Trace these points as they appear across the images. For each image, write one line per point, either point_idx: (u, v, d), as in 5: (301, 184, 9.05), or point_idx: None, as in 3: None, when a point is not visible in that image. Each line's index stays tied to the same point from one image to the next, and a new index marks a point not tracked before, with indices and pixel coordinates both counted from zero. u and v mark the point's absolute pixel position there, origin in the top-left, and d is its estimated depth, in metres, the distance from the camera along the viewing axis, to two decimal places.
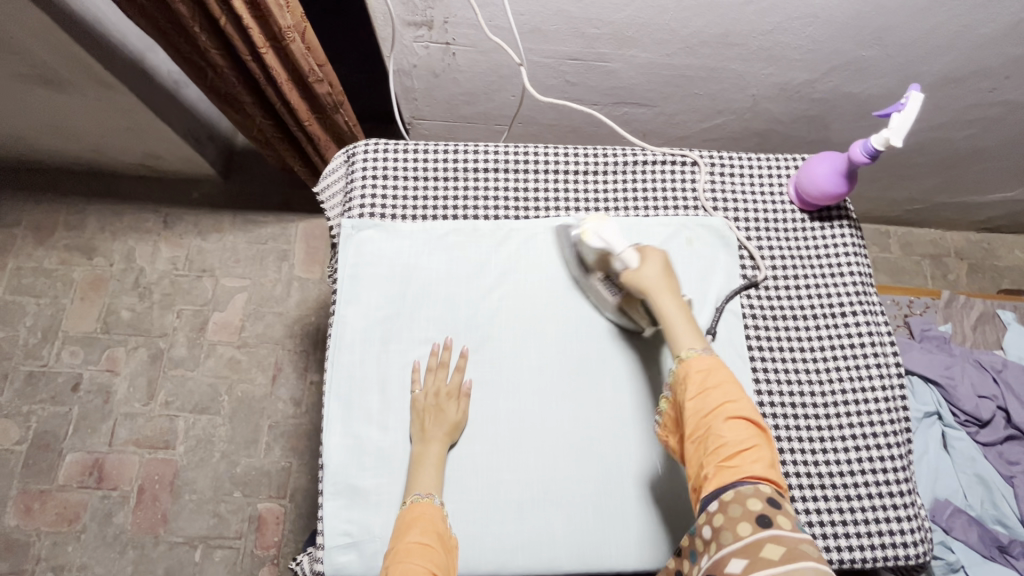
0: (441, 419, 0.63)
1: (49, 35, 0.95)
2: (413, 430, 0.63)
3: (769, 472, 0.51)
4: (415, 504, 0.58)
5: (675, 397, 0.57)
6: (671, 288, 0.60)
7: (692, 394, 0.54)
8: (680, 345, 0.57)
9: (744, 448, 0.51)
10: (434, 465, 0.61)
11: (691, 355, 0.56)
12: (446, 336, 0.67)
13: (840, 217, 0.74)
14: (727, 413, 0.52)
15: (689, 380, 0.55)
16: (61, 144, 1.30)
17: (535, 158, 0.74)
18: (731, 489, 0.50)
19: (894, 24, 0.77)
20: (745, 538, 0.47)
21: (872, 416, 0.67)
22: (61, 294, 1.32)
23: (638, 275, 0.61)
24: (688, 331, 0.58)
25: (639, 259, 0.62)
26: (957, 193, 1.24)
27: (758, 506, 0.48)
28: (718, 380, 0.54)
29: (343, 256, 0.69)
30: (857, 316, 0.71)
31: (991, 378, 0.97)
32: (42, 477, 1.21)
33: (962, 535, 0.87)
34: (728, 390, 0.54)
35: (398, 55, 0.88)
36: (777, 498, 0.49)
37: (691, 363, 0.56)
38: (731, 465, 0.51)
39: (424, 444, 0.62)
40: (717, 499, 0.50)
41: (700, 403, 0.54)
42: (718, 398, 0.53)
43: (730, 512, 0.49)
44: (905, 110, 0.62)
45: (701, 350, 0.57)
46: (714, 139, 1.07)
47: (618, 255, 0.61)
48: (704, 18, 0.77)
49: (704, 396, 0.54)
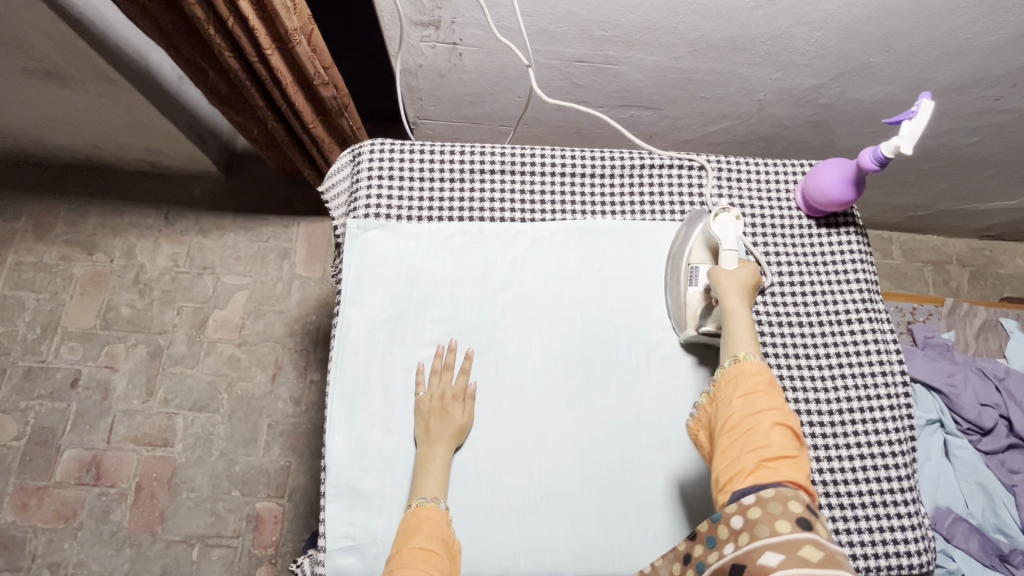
0: (446, 422, 0.62)
1: (53, 30, 0.95)
2: (418, 432, 0.62)
3: (807, 482, 0.50)
4: (420, 508, 0.57)
5: (717, 396, 0.56)
6: (748, 302, 0.62)
7: (741, 393, 0.54)
8: (739, 347, 0.58)
9: (788, 452, 0.51)
10: (440, 469, 0.61)
11: (748, 358, 0.56)
12: (451, 338, 0.67)
13: (846, 224, 0.74)
14: (776, 416, 0.52)
15: (740, 380, 0.55)
16: (63, 139, 1.29)
17: (541, 160, 0.74)
18: (771, 487, 0.49)
19: (903, 31, 0.76)
20: (782, 534, 0.46)
21: (877, 425, 0.67)
22: (60, 290, 1.32)
23: (734, 273, 0.62)
24: (747, 342, 0.58)
25: (738, 265, 0.63)
26: (961, 200, 1.24)
27: (798, 509, 0.47)
28: (770, 387, 0.54)
29: (348, 256, 0.68)
30: (863, 323, 0.71)
31: (994, 386, 0.97)
32: (40, 473, 1.20)
33: (963, 543, 0.87)
34: (778, 396, 0.54)
35: (403, 55, 0.87)
36: (814, 506, 0.49)
37: (748, 364, 0.56)
38: (773, 465, 0.50)
39: (429, 446, 0.61)
40: (754, 493, 0.49)
41: (749, 403, 0.53)
42: (767, 401, 0.53)
43: (769, 507, 0.48)
44: (917, 118, 0.61)
45: (758, 359, 0.57)
46: (719, 143, 1.07)
47: (726, 248, 0.63)
48: (712, 22, 0.77)
49: (754, 397, 0.54)
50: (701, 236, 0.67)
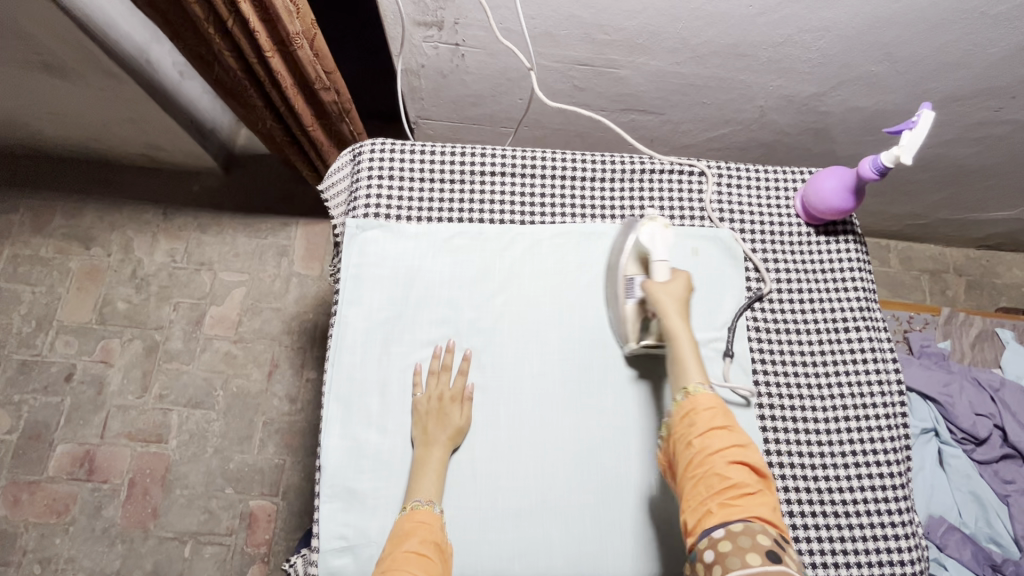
0: (444, 423, 0.62)
1: (53, 22, 0.94)
2: (415, 434, 0.62)
3: (771, 514, 0.51)
4: (415, 510, 0.57)
5: (675, 432, 0.56)
6: (686, 315, 0.61)
7: (700, 429, 0.54)
8: (689, 376, 0.57)
9: (750, 487, 0.51)
10: (435, 473, 0.60)
11: (699, 391, 0.56)
12: (449, 339, 0.67)
13: (845, 231, 0.74)
14: (734, 452, 0.52)
15: (695, 416, 0.55)
16: (62, 132, 1.28)
17: (542, 163, 0.74)
18: (740, 522, 0.49)
19: (904, 40, 0.77)
20: (754, 566, 0.47)
21: (873, 433, 0.67)
22: (57, 284, 1.31)
23: (666, 290, 0.61)
24: (696, 367, 0.58)
25: (670, 276, 0.62)
26: (958, 210, 1.24)
27: (767, 542, 0.48)
28: (726, 420, 0.54)
29: (347, 256, 0.68)
30: (860, 331, 0.71)
31: (989, 396, 0.97)
32: (32, 468, 1.19)
33: (956, 553, 0.87)
34: (734, 430, 0.54)
35: (406, 54, 0.87)
36: (781, 539, 0.50)
37: (698, 398, 0.55)
38: (738, 502, 0.50)
39: (426, 448, 0.61)
40: (724, 528, 0.50)
41: (706, 441, 0.53)
42: (724, 438, 0.53)
43: (739, 541, 0.48)
44: (917, 128, 0.61)
45: (707, 386, 0.57)
46: (719, 149, 1.07)
47: (658, 260, 0.62)
48: (714, 28, 0.77)
49: (710, 435, 0.53)
50: (634, 244, 0.65)
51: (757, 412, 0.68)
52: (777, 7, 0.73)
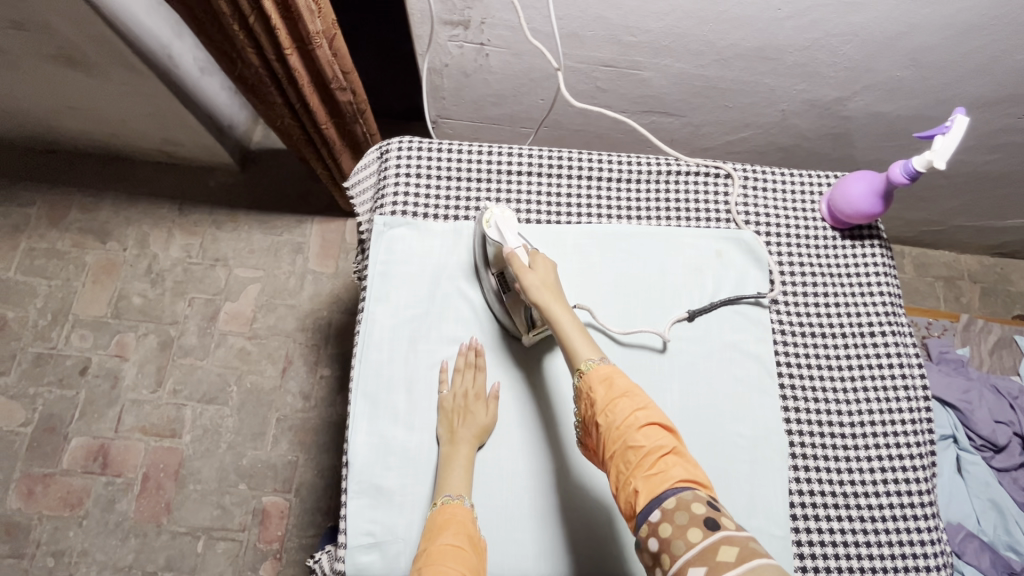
0: (470, 421, 0.62)
1: (78, 16, 0.95)
2: (441, 431, 0.62)
3: (694, 471, 0.50)
4: (446, 505, 0.57)
5: (585, 416, 0.56)
6: (557, 296, 0.60)
7: (601, 407, 0.54)
8: (579, 356, 0.57)
9: (663, 450, 0.51)
10: (462, 469, 0.60)
11: (590, 367, 0.56)
12: (473, 337, 0.67)
13: (871, 236, 0.74)
14: (637, 418, 0.52)
15: (595, 393, 0.55)
16: (79, 126, 1.29)
17: (569, 163, 0.74)
18: (671, 497, 0.48)
19: (931, 46, 0.76)
20: (696, 542, 0.45)
21: (898, 438, 0.67)
22: (72, 277, 1.31)
23: (526, 282, 0.59)
24: (583, 343, 0.57)
25: (527, 265, 0.61)
26: (975, 217, 1.24)
27: (701, 510, 0.47)
28: (622, 389, 0.54)
29: (374, 253, 0.68)
30: (886, 336, 0.71)
31: (1008, 404, 0.97)
32: (46, 461, 1.20)
33: (975, 560, 0.87)
34: (633, 394, 0.54)
35: (431, 53, 0.87)
36: (714, 500, 0.48)
37: (591, 374, 0.55)
38: (658, 472, 0.50)
39: (453, 446, 0.61)
40: (658, 508, 0.48)
41: (611, 415, 0.53)
42: (626, 406, 0.53)
43: (676, 520, 0.47)
44: (950, 133, 0.61)
45: (599, 359, 0.56)
46: (739, 152, 1.07)
47: (510, 249, 0.62)
48: (742, 31, 0.77)
49: (613, 407, 0.53)
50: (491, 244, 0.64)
51: (783, 415, 0.67)
52: (805, 11, 0.73)
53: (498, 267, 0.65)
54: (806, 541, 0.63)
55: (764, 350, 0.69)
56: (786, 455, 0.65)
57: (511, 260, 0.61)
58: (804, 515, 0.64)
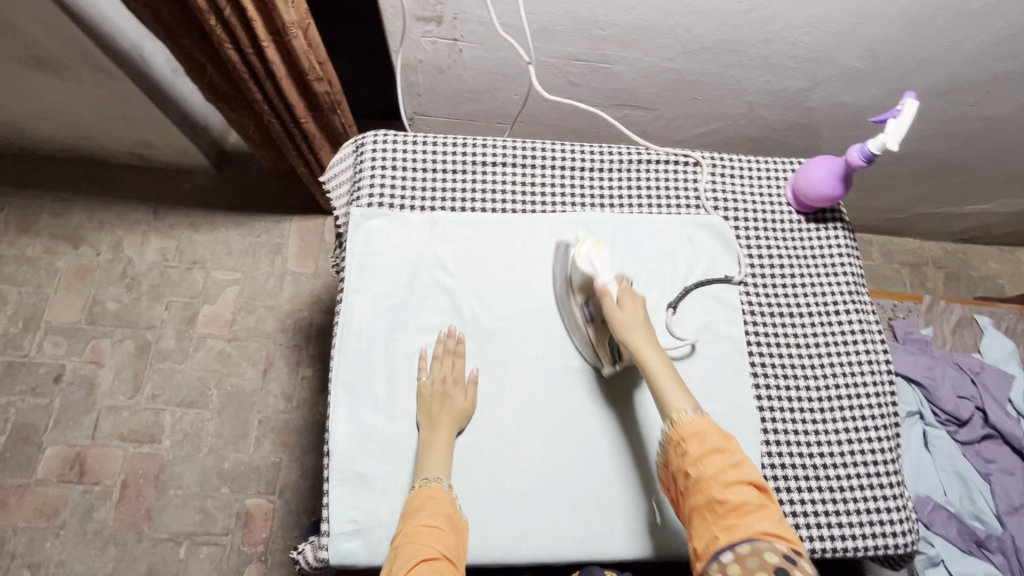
0: (450, 406, 0.63)
1: (47, 17, 0.94)
2: (422, 416, 0.63)
3: (778, 527, 0.51)
4: (424, 487, 0.58)
5: (671, 463, 0.58)
6: (651, 337, 0.62)
7: (692, 457, 0.56)
8: (670, 405, 0.58)
9: (749, 506, 0.52)
10: (441, 454, 0.61)
11: (682, 418, 0.57)
12: (450, 325, 0.68)
13: (834, 219, 0.77)
14: (729, 473, 0.54)
15: (687, 444, 0.56)
16: (49, 129, 1.27)
17: (542, 154, 0.75)
18: (746, 544, 0.50)
19: (886, 36, 0.80)
20: None
21: (864, 411, 0.70)
22: (44, 284, 1.29)
23: (621, 317, 0.61)
24: (674, 392, 0.59)
25: (621, 300, 0.62)
26: (937, 204, 1.29)
27: (775, 560, 0.48)
28: (716, 443, 0.56)
29: (351, 245, 0.69)
30: (850, 314, 0.73)
31: (970, 379, 1.01)
32: (21, 471, 1.17)
33: (942, 530, 0.91)
34: (727, 450, 0.55)
35: (405, 49, 0.89)
36: (792, 554, 0.49)
37: (682, 426, 0.57)
38: (739, 521, 0.51)
39: (432, 430, 0.62)
40: (731, 552, 0.50)
41: (701, 467, 0.55)
42: (717, 460, 0.55)
43: (747, 563, 0.49)
44: (901, 116, 0.64)
45: (691, 411, 0.58)
46: (709, 144, 1.10)
47: (603, 284, 0.63)
48: (707, 24, 0.80)
49: (705, 460, 0.55)
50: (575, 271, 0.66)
51: (754, 393, 0.70)
52: (766, 4, 0.75)
53: (587, 292, 0.66)
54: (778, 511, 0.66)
55: (734, 331, 0.71)
56: (757, 430, 0.68)
57: (604, 296, 0.63)
58: (774, 488, 0.67)
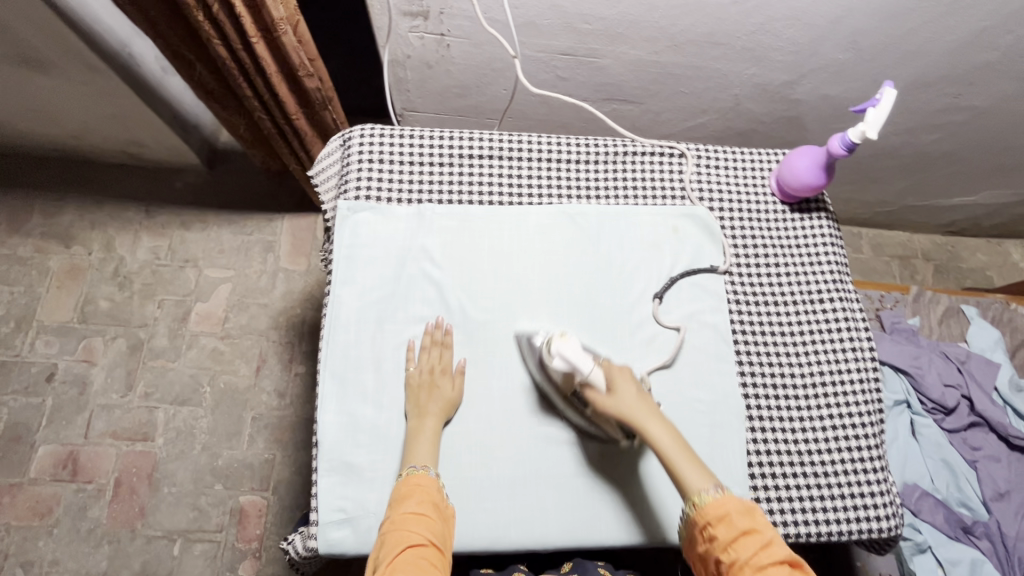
0: (437, 395, 0.64)
1: (36, 15, 0.94)
2: (409, 404, 0.64)
3: None
4: (411, 475, 0.59)
5: (698, 545, 0.58)
6: (650, 410, 0.62)
7: (722, 541, 0.56)
8: (691, 487, 0.58)
9: None
10: (427, 443, 0.62)
11: (706, 500, 0.57)
12: (437, 315, 0.68)
13: (818, 209, 0.78)
14: (761, 556, 0.54)
15: (715, 529, 0.56)
16: (39, 128, 1.27)
17: (528, 146, 0.76)
18: None
19: (868, 28, 0.81)
20: None
21: (848, 397, 0.70)
22: (36, 283, 1.29)
23: (616, 402, 0.61)
24: (690, 472, 0.59)
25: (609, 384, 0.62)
26: (925, 196, 1.30)
27: None
28: (745, 523, 0.56)
29: (339, 238, 0.69)
30: (835, 302, 0.74)
31: (956, 368, 1.02)
32: (13, 470, 1.17)
33: (929, 517, 0.92)
34: (756, 530, 0.56)
35: (392, 44, 0.89)
36: None
37: (706, 509, 0.57)
38: None
39: (420, 419, 0.63)
40: None
41: (733, 552, 0.55)
42: (748, 542, 0.55)
43: None
44: (881, 105, 0.65)
45: (712, 489, 0.58)
46: (698, 137, 1.11)
47: (587, 377, 0.61)
48: (691, 17, 0.81)
49: (736, 545, 0.55)
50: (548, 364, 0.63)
51: (740, 380, 0.70)
52: None
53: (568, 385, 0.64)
54: (763, 497, 0.67)
55: (719, 320, 0.72)
56: (743, 416, 0.69)
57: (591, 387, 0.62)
58: (760, 474, 0.67)
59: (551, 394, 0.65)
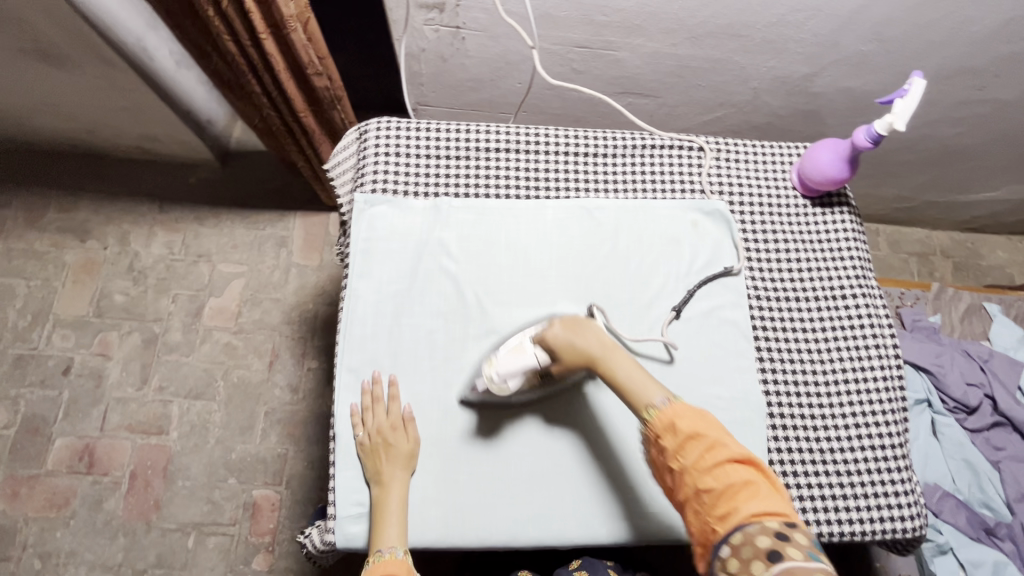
0: (394, 454, 0.62)
1: (53, 10, 0.95)
2: (369, 472, 0.62)
3: (767, 501, 0.51)
4: (378, 562, 0.58)
5: (656, 460, 0.58)
6: (596, 344, 0.61)
7: (671, 450, 0.55)
8: (641, 404, 0.58)
9: (737, 486, 0.52)
10: (397, 508, 0.60)
11: (653, 412, 0.57)
12: (375, 369, 0.66)
13: (840, 203, 0.77)
14: (708, 459, 0.53)
15: (664, 440, 0.56)
16: (56, 124, 1.28)
17: (546, 140, 0.75)
18: (738, 531, 0.50)
19: (891, 19, 0.79)
20: None
21: (871, 395, 0.69)
22: (53, 277, 1.30)
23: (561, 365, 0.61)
24: (641, 389, 0.58)
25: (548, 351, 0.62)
26: (945, 192, 1.28)
27: (767, 543, 0.48)
28: (692, 430, 0.55)
29: (355, 231, 0.69)
30: (857, 299, 0.73)
31: (978, 367, 1.00)
32: (31, 462, 1.18)
33: (951, 518, 0.90)
34: (702, 434, 0.54)
35: (407, 37, 0.89)
36: (785, 530, 0.49)
37: (654, 422, 0.56)
38: (728, 509, 0.51)
39: (383, 488, 0.61)
40: (728, 544, 0.50)
41: (683, 459, 0.54)
42: (695, 447, 0.54)
43: (742, 554, 0.49)
44: (908, 96, 0.64)
45: (661, 401, 0.57)
46: (714, 131, 1.09)
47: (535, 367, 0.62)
48: (710, 8, 0.79)
49: (683, 452, 0.54)
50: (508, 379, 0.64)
51: (760, 377, 0.70)
52: None
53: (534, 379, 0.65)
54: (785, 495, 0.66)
55: (740, 316, 0.70)
56: (765, 414, 0.67)
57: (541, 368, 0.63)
58: (781, 472, 0.66)
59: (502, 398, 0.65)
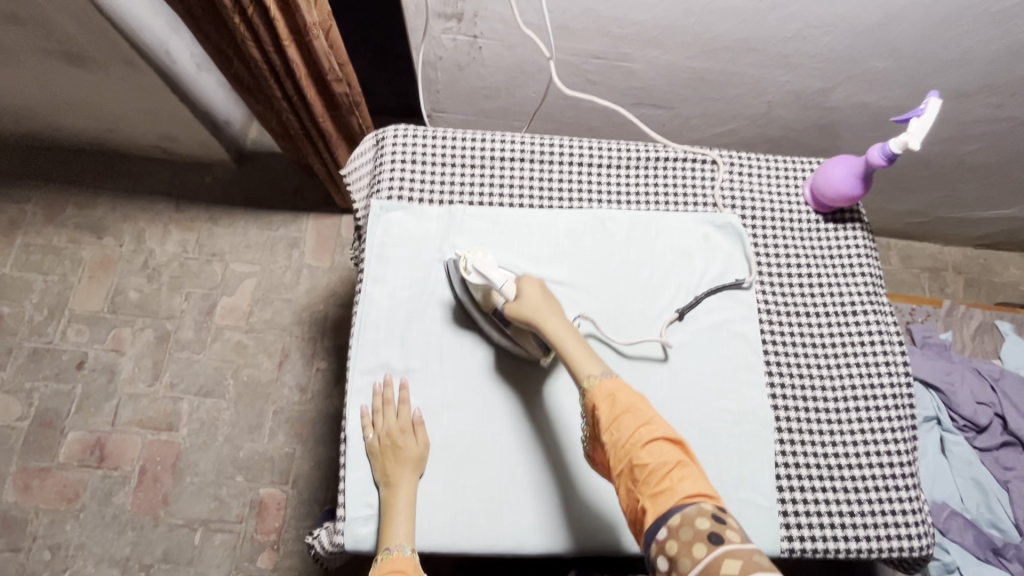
0: (402, 457, 0.62)
1: (78, 12, 0.97)
2: (378, 474, 0.62)
3: (698, 483, 0.51)
4: (387, 560, 0.58)
5: (592, 430, 0.57)
6: (554, 309, 0.61)
7: (606, 424, 0.54)
8: (582, 372, 0.57)
9: (671, 464, 0.51)
10: (406, 507, 0.61)
11: (592, 382, 0.56)
12: (387, 372, 0.67)
13: (852, 220, 0.77)
14: (641, 435, 0.52)
15: (599, 410, 0.55)
16: (77, 122, 1.30)
17: (560, 150, 0.76)
18: (676, 514, 0.49)
19: (908, 38, 0.79)
20: (702, 558, 0.45)
21: (880, 412, 0.69)
22: (70, 273, 1.32)
23: (520, 307, 0.61)
24: (584, 359, 0.58)
25: (518, 290, 0.62)
26: (958, 208, 1.27)
27: (706, 525, 0.47)
28: (627, 404, 0.54)
29: (371, 235, 0.70)
30: (867, 316, 0.73)
31: (989, 385, 0.99)
32: (43, 455, 1.20)
33: (958, 537, 0.90)
34: (637, 409, 0.54)
35: (425, 46, 0.90)
36: (720, 513, 0.49)
37: (593, 391, 0.56)
38: (664, 488, 0.50)
39: (392, 489, 0.61)
40: (665, 527, 0.49)
41: (616, 434, 0.53)
42: (630, 421, 0.53)
43: (681, 537, 0.47)
44: (924, 116, 0.64)
45: (602, 374, 0.57)
46: (728, 143, 1.10)
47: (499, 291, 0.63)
48: (727, 23, 0.80)
49: (617, 426, 0.54)
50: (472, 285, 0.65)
51: (769, 391, 0.70)
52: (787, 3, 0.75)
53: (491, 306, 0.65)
54: (792, 511, 0.66)
55: (750, 330, 0.71)
56: (772, 428, 0.68)
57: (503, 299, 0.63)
58: (789, 488, 0.66)
59: (479, 305, 0.66)
